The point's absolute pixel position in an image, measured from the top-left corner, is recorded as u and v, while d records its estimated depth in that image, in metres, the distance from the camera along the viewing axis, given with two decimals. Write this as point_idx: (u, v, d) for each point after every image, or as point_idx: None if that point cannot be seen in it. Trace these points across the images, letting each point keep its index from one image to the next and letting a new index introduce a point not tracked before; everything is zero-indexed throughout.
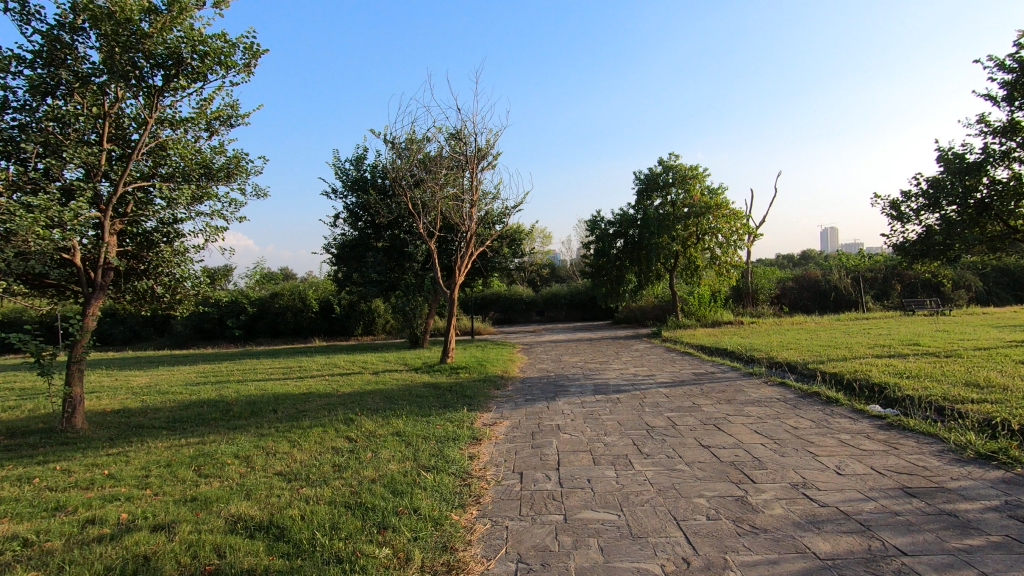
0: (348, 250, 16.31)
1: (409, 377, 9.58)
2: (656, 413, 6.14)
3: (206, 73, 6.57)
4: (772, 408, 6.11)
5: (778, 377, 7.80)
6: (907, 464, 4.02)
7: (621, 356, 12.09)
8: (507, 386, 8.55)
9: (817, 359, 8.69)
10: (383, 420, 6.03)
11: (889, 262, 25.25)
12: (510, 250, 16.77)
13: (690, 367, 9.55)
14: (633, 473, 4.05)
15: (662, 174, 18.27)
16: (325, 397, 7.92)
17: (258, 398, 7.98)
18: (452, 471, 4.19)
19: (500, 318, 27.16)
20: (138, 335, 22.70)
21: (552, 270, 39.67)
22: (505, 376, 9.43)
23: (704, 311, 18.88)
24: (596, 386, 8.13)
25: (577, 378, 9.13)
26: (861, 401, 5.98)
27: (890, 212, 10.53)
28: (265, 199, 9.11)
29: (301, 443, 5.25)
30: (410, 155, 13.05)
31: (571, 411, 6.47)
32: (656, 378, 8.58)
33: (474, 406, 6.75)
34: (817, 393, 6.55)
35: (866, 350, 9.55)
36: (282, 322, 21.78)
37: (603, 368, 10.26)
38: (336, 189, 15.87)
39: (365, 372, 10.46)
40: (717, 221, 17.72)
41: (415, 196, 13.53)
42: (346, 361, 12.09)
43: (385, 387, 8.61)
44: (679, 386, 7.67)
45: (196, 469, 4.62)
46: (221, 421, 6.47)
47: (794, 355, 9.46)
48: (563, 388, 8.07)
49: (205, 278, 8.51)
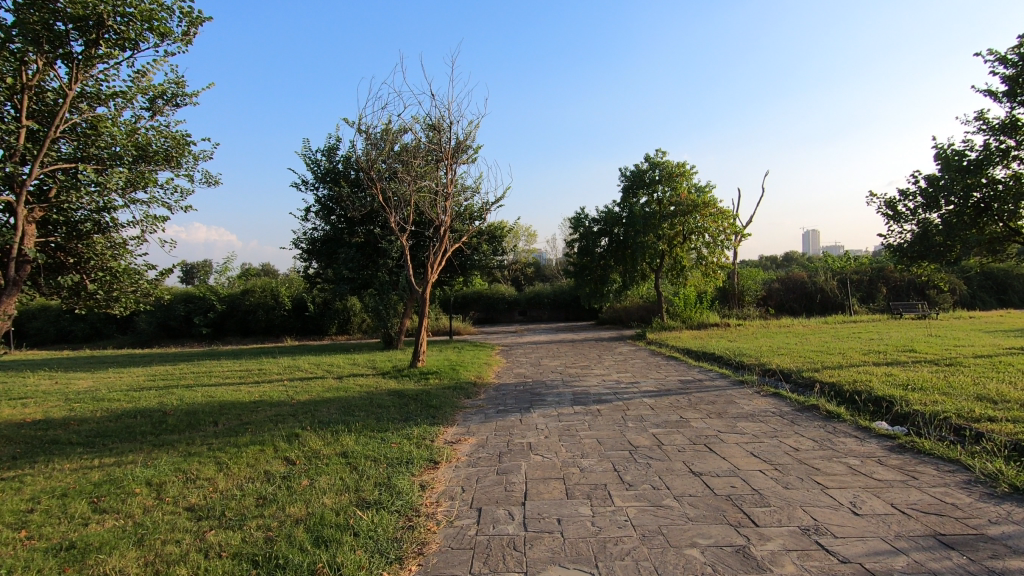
0: (319, 245, 15.47)
1: (374, 383, 8.84)
2: (639, 429, 5.51)
3: (136, 40, 5.77)
4: (767, 424, 5.52)
5: (772, 387, 7.21)
6: (934, 501, 3.41)
7: (604, 360, 11.46)
8: (479, 394, 7.86)
9: (812, 366, 8.13)
10: (331, 437, 5.29)
11: (875, 264, 25.06)
12: (490, 247, 16.04)
13: (677, 374, 8.94)
14: (613, 512, 3.38)
15: (648, 171, 17.70)
16: (276, 406, 7.15)
17: (200, 407, 7.19)
18: (396, 508, 3.49)
19: (481, 317, 26.46)
20: (100, 333, 21.62)
21: (537, 269, 39.10)
22: (478, 382, 8.75)
23: (690, 312, 18.36)
24: (575, 395, 7.47)
25: (556, 385, 8.48)
26: (867, 417, 5.38)
27: (885, 211, 10.03)
28: (215, 187, 8.34)
29: (230, 467, 4.51)
30: (383, 144, 12.25)
31: (546, 426, 5.80)
32: (641, 387, 7.94)
33: (438, 420, 6.05)
34: (816, 406, 5.97)
35: (862, 357, 9.01)
36: (252, 320, 20.86)
37: (583, 373, 9.62)
38: (307, 180, 15.02)
39: (329, 377, 9.70)
40: (704, 220, 17.23)
41: (389, 189, 12.75)
42: (311, 364, 11.30)
43: (345, 395, 7.86)
44: (665, 396, 7.04)
45: (93, 502, 3.85)
46: (149, 437, 5.68)
47: (786, 361, 8.91)
48: (540, 398, 7.39)
49: (145, 272, 7.68)
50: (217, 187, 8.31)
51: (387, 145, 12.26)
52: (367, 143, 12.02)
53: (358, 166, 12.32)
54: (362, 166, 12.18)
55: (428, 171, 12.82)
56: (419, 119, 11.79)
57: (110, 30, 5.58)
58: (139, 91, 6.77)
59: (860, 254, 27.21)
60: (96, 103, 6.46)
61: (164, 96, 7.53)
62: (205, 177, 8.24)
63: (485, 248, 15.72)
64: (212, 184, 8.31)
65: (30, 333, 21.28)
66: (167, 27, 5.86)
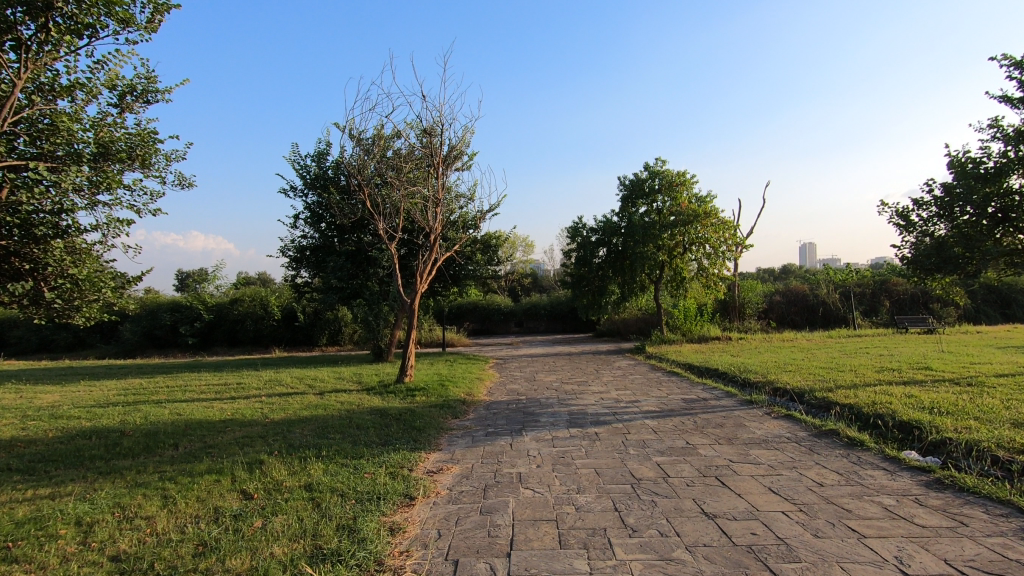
0: (308, 253, 14.94)
1: (357, 400, 8.28)
2: (642, 457, 4.97)
3: (94, 25, 5.30)
4: (784, 452, 4.98)
5: (784, 409, 6.69)
6: (994, 555, 2.88)
7: (602, 375, 10.93)
8: (468, 413, 7.31)
9: (825, 385, 7.61)
10: (297, 465, 4.73)
11: (877, 277, 24.69)
12: (485, 256, 15.53)
13: (680, 392, 8.40)
14: (615, 569, 2.83)
15: (648, 180, 17.27)
16: (247, 426, 6.59)
17: (165, 427, 6.61)
18: (357, 562, 2.93)
19: (477, 329, 25.93)
20: (83, 342, 21.00)
21: (534, 280, 38.70)
22: (468, 399, 8.18)
23: (690, 325, 17.86)
24: (571, 416, 6.92)
25: (550, 404, 7.92)
26: (894, 446, 4.87)
27: (897, 222, 9.59)
28: (189, 190, 7.82)
29: (177, 502, 3.95)
30: (373, 148, 11.76)
31: (539, 452, 5.25)
32: (642, 407, 7.40)
33: (420, 444, 5.48)
34: (835, 432, 5.45)
35: (876, 375, 8.49)
36: (241, 330, 20.29)
37: (580, 390, 9.07)
38: (295, 186, 14.53)
39: (309, 393, 9.11)
40: (705, 231, 16.79)
41: (379, 196, 12.25)
42: (293, 378, 10.71)
43: (324, 413, 7.29)
44: (668, 418, 6.51)
45: (6, 548, 3.28)
46: (97, 463, 5.10)
47: (796, 379, 8.40)
48: (533, 418, 6.84)
49: (110, 279, 7.15)
50: (191, 190, 7.80)
51: (377, 149, 11.77)
52: (356, 147, 11.53)
53: (347, 170, 11.82)
54: (351, 171, 11.68)
55: (420, 177, 12.34)
56: (411, 123, 11.33)
57: (63, 13, 5.10)
58: (105, 85, 6.30)
59: (861, 267, 26.83)
60: (54, 96, 5.98)
61: (134, 91, 7.06)
62: (178, 179, 7.73)
63: (479, 258, 15.20)
64: (185, 186, 7.79)
65: (10, 343, 20.62)
66: (129, 12, 5.38)
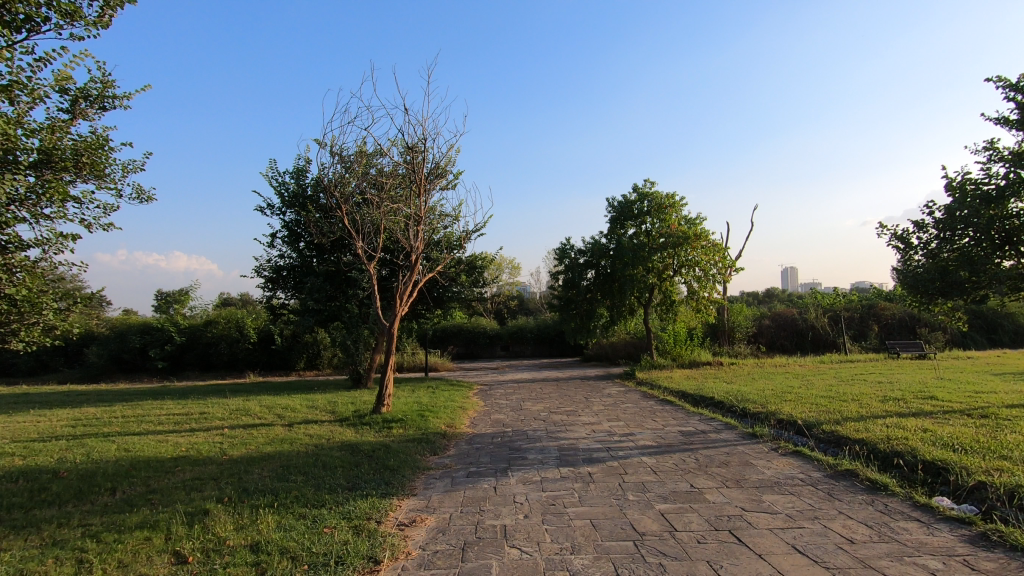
0: (284, 274, 14.27)
1: (328, 432, 7.60)
2: (643, 504, 4.40)
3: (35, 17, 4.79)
4: (801, 498, 4.46)
5: (792, 445, 6.18)
6: None
7: (592, 404, 10.36)
8: (449, 449, 6.67)
9: (830, 418, 7.14)
10: (247, 518, 4.08)
11: (865, 302, 24.58)
12: (470, 278, 14.99)
13: (676, 424, 7.85)
14: None
15: (637, 202, 16.96)
16: (200, 466, 5.89)
17: (106, 465, 5.90)
18: None
19: (461, 352, 25.24)
20: (45, 365, 19.94)
21: (521, 303, 38.28)
22: (449, 432, 7.55)
23: (680, 349, 17.42)
24: (562, 452, 6.32)
25: (539, 437, 7.31)
26: (923, 491, 4.38)
27: (896, 244, 9.25)
28: (148, 205, 7.21)
29: (92, 569, 3.29)
30: (355, 166, 11.23)
31: (526, 498, 4.65)
32: (638, 441, 6.83)
33: (392, 489, 4.86)
34: (853, 474, 4.95)
35: (881, 405, 8.04)
36: (214, 353, 19.40)
37: (569, 421, 8.48)
38: (273, 204, 13.92)
39: (277, 424, 8.40)
40: (694, 253, 16.47)
41: (359, 215, 11.68)
42: (262, 407, 9.97)
43: (289, 449, 6.61)
44: (668, 456, 5.96)
45: None
46: (13, 513, 4.39)
47: (798, 410, 7.92)
48: (519, 455, 6.24)
49: (51, 300, 6.48)
50: (151, 204, 7.20)
51: (359, 167, 11.25)
52: (337, 164, 10.98)
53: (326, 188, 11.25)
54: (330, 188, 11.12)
55: (404, 196, 11.83)
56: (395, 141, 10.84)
57: None
58: (52, 86, 5.76)
59: (849, 293, 26.75)
60: None
61: (87, 95, 6.50)
62: (135, 193, 7.13)
63: (463, 280, 14.65)
64: (145, 201, 7.19)
65: None
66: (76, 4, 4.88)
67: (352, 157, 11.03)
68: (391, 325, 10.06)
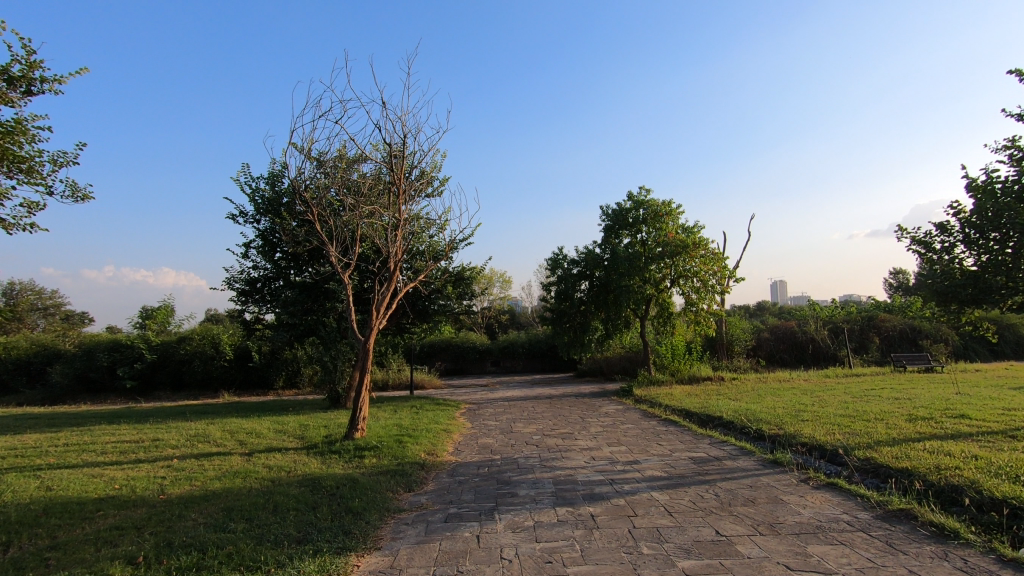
0: (258, 286, 13.31)
1: (291, 463, 6.64)
2: (662, 561, 3.52)
3: None
4: (857, 550, 3.61)
5: (824, 476, 5.34)
6: None
7: (589, 425, 9.47)
8: (427, 483, 5.74)
9: (861, 442, 6.32)
10: None
11: (865, 314, 23.94)
12: (458, 291, 14.12)
13: (686, 451, 6.97)
14: None
15: (632, 211, 16.21)
16: (128, 509, 4.93)
17: (14, 510, 4.92)
18: None
19: (450, 368, 24.28)
20: (6, 387, 18.74)
21: (512, 316, 37.53)
22: (429, 462, 6.62)
23: (679, 364, 16.60)
24: (558, 487, 5.42)
25: (531, 467, 6.41)
26: (1004, 540, 3.55)
27: (916, 248, 8.57)
28: (84, 204, 6.38)
29: None
30: (334, 171, 10.34)
31: (517, 552, 3.75)
32: (644, 472, 5.94)
33: (352, 542, 3.93)
34: (910, 514, 4.11)
35: (911, 426, 7.24)
36: (187, 371, 18.35)
37: (565, 447, 7.58)
38: (246, 212, 13.00)
39: (235, 453, 7.42)
40: (693, 263, 15.75)
41: (338, 223, 10.80)
42: (223, 432, 8.97)
43: (240, 486, 5.65)
44: (682, 492, 5.10)
45: None
46: None
47: (821, 432, 7.10)
48: (508, 491, 5.32)
49: None
50: (88, 204, 6.38)
51: (339, 173, 10.37)
52: (315, 168, 10.08)
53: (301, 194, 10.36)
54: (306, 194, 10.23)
55: (386, 203, 11.00)
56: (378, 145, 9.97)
57: None
58: None
59: (848, 305, 26.15)
60: None
61: (10, 76, 5.66)
62: (70, 191, 6.29)
63: (450, 292, 13.77)
64: (82, 199, 6.38)
65: None
66: None
67: (331, 162, 10.13)
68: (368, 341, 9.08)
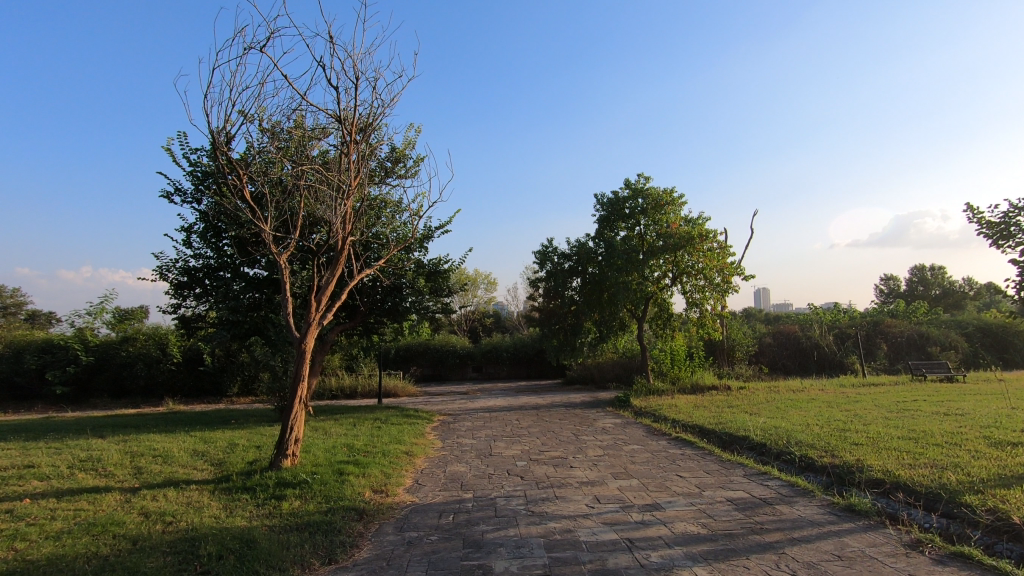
0: (199, 276, 11.35)
1: (180, 508, 4.78)
2: None
3: None
4: None
5: (942, 541, 3.65)
6: None
7: (586, 447, 7.71)
8: (360, 547, 3.91)
9: (963, 480, 4.62)
10: None
11: (870, 319, 22.52)
12: (433, 287, 12.30)
13: (719, 488, 5.24)
14: None
15: (629, 200, 14.50)
16: None
17: None
18: None
19: (428, 374, 22.43)
20: None
21: (497, 320, 35.69)
22: (374, 506, 4.81)
23: (679, 372, 14.98)
24: (554, 556, 3.65)
25: (514, 515, 4.62)
26: None
27: (987, 233, 6.98)
28: None
29: None
30: (288, 145, 8.34)
31: None
32: (673, 526, 4.20)
33: None
34: None
35: (1005, 455, 5.58)
36: (128, 376, 16.24)
37: (558, 480, 5.81)
38: (183, 188, 10.95)
39: (117, 489, 5.52)
40: (697, 259, 14.18)
41: (292, 206, 8.85)
42: (123, 456, 7.04)
43: (77, 553, 3.77)
44: (744, 569, 3.36)
45: None
46: None
47: (893, 463, 5.40)
48: (477, 565, 3.52)
49: None
50: None
51: (292, 146, 8.37)
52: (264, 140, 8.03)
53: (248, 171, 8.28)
54: (255, 173, 8.19)
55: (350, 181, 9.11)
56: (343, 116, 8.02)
57: None
58: None
59: (851, 309, 24.81)
60: None
61: None
62: None
63: (423, 286, 11.84)
64: None
65: None
66: None
67: (284, 132, 8.12)
68: (306, 341, 6.57)
